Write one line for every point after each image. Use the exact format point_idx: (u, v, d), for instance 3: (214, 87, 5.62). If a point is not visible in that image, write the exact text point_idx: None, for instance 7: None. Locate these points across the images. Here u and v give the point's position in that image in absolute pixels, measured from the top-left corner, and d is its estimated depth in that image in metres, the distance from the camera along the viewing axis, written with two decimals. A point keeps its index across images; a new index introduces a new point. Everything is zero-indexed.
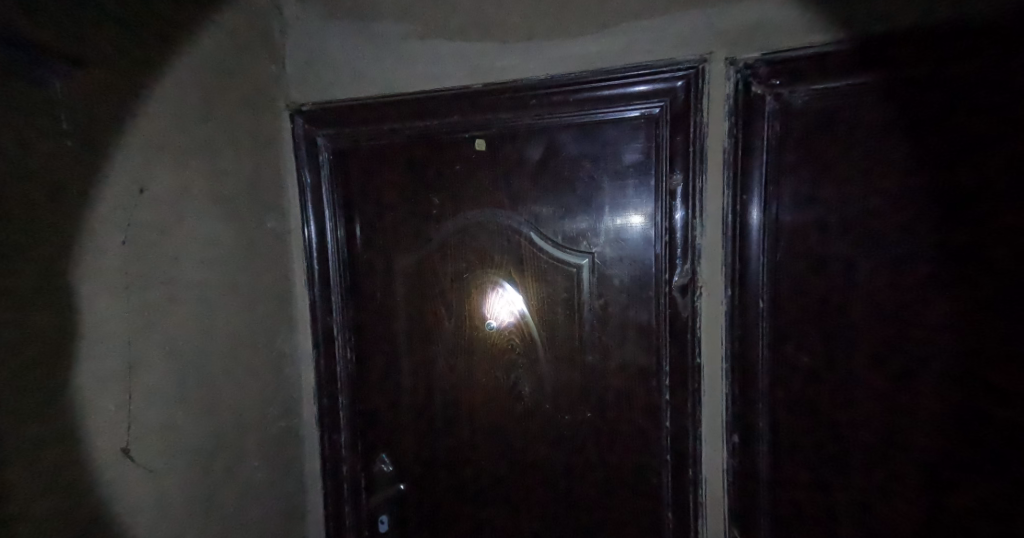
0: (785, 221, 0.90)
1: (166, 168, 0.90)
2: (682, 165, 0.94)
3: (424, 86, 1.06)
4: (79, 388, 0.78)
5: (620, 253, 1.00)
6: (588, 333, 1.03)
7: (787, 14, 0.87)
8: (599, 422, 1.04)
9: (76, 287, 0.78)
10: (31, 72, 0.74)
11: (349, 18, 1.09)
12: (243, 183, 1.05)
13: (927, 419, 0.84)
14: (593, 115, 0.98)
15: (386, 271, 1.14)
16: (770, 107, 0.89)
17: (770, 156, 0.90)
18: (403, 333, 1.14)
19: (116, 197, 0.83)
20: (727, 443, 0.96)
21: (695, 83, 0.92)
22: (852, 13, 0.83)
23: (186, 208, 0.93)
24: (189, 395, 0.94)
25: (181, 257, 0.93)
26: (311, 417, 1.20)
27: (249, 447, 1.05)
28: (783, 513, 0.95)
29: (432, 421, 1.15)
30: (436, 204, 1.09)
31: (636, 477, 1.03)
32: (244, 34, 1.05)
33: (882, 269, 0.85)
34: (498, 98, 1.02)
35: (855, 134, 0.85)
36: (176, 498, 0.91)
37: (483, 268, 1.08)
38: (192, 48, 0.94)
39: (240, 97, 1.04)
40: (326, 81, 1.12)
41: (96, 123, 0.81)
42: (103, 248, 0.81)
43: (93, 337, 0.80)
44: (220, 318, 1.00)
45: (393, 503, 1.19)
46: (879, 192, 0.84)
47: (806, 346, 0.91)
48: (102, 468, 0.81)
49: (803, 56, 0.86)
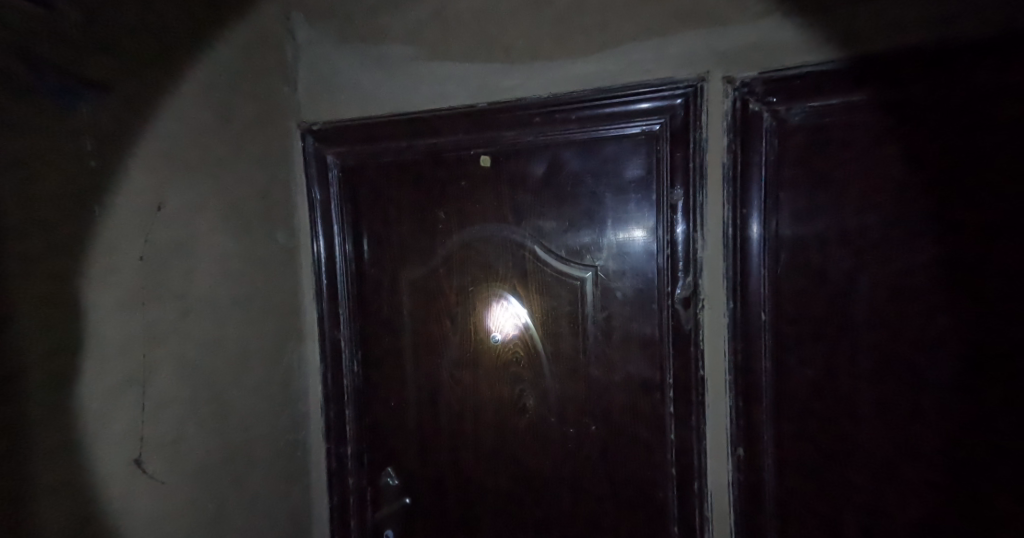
0: (785, 235, 0.91)
1: (182, 186, 0.94)
2: (683, 180, 0.95)
3: (431, 105, 1.09)
4: (95, 399, 0.82)
5: (622, 266, 1.01)
6: (591, 345, 1.04)
7: (783, 34, 0.89)
8: (602, 435, 1.05)
9: (95, 302, 0.82)
10: (59, 97, 0.79)
11: (358, 41, 1.13)
12: (254, 200, 1.08)
13: (931, 430, 0.84)
14: (595, 132, 1.00)
15: (393, 285, 1.16)
16: (768, 123, 0.91)
17: (769, 171, 0.91)
18: (408, 346, 1.16)
19: (133, 214, 0.86)
20: (732, 456, 0.97)
21: (694, 100, 0.94)
22: (846, 32, 0.85)
23: (200, 225, 0.97)
24: (201, 406, 0.97)
25: (195, 272, 0.96)
26: (318, 429, 1.22)
27: (257, 458, 1.08)
28: (788, 528, 0.94)
29: (438, 433, 1.16)
30: (442, 219, 1.12)
31: (639, 490, 1.04)
32: (258, 56, 1.09)
33: (882, 282, 0.86)
34: (502, 116, 1.05)
35: (853, 148, 0.86)
36: (186, 508, 0.93)
37: (487, 282, 1.10)
38: (207, 72, 0.99)
39: (253, 117, 1.08)
40: (336, 101, 1.15)
41: (117, 145, 0.85)
42: (121, 264, 0.85)
43: (109, 349, 0.83)
44: (232, 331, 1.03)
45: (399, 515, 1.20)
46: (878, 205, 0.85)
47: (807, 360, 0.91)
48: (116, 478, 0.84)
49: (799, 75, 0.88)
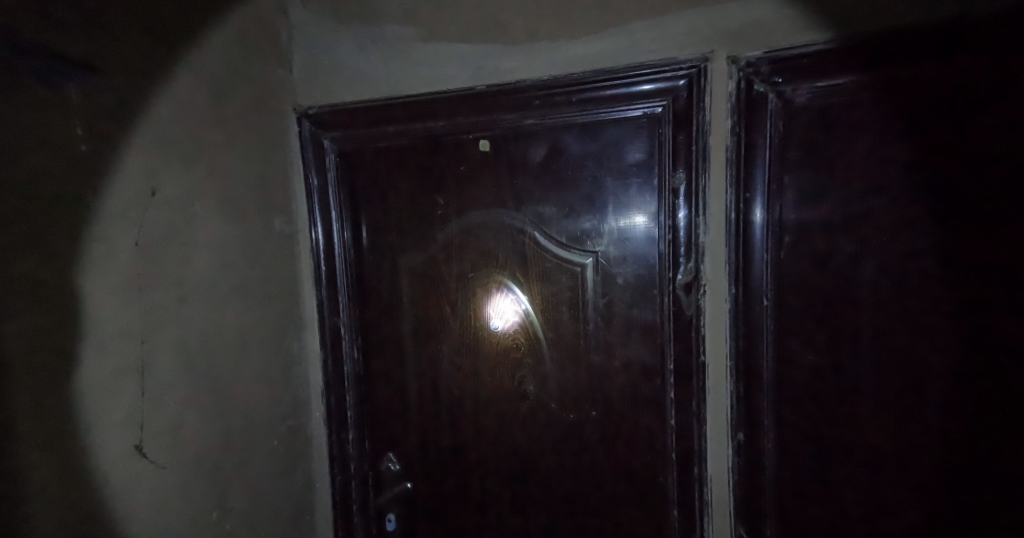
0: (789, 220, 0.89)
1: (176, 172, 0.92)
2: (685, 164, 0.93)
3: (428, 88, 1.07)
4: (94, 386, 0.82)
5: (623, 252, 1.00)
6: (592, 332, 1.03)
7: (789, 11, 0.86)
8: (602, 421, 1.05)
9: (90, 289, 0.81)
10: (48, 80, 0.77)
11: (354, 22, 1.10)
12: (250, 185, 1.07)
13: (934, 417, 0.83)
14: (596, 114, 0.98)
15: (392, 271, 1.15)
16: (773, 105, 0.88)
17: (774, 154, 0.89)
18: (408, 332, 1.16)
19: (128, 200, 0.86)
20: (732, 443, 0.96)
21: (698, 81, 0.91)
22: (856, 10, 0.82)
23: (196, 211, 0.96)
24: (200, 393, 0.97)
25: (191, 259, 0.95)
26: (320, 414, 1.22)
27: (258, 443, 1.09)
28: (787, 513, 0.94)
29: (439, 419, 1.16)
30: (441, 204, 1.10)
31: (640, 476, 1.04)
32: (252, 38, 1.07)
33: (887, 269, 0.84)
34: (501, 99, 1.03)
35: (861, 131, 0.84)
36: (186, 493, 0.94)
37: (487, 268, 1.09)
38: (200, 55, 0.96)
39: (248, 101, 1.06)
40: (332, 84, 1.13)
41: (110, 129, 0.84)
42: (117, 251, 0.84)
43: (105, 337, 0.83)
44: (231, 317, 1.03)
45: (401, 500, 1.21)
46: (884, 190, 0.83)
47: (810, 347, 0.90)
48: (116, 464, 0.84)
49: (806, 54, 0.85)
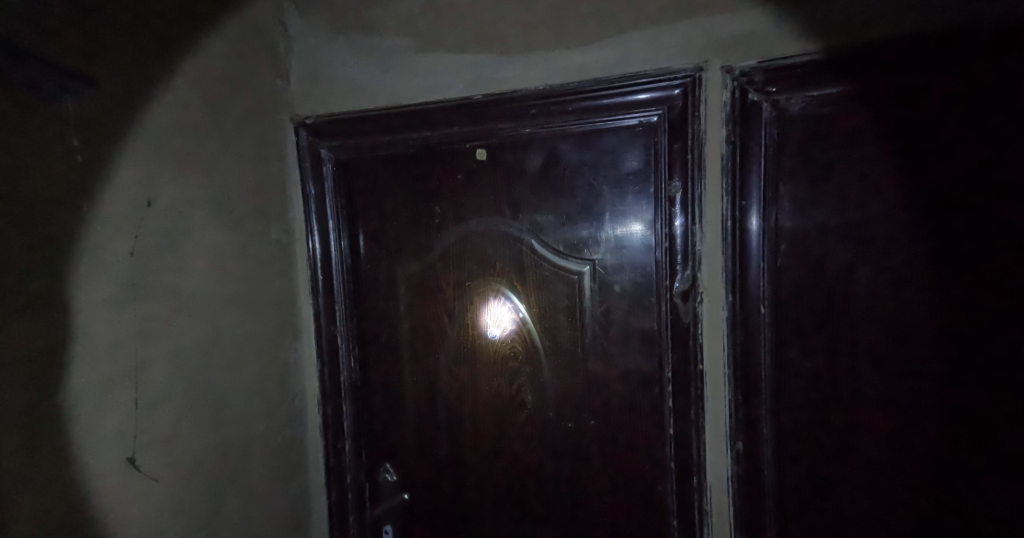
0: (785, 227, 0.89)
1: (172, 182, 0.92)
2: (681, 172, 0.94)
3: (426, 98, 1.07)
4: (84, 397, 0.81)
5: (620, 260, 1.00)
6: (589, 340, 1.03)
7: (782, 22, 0.87)
8: (600, 430, 1.04)
9: (79, 300, 0.80)
10: (44, 91, 0.77)
11: (352, 32, 1.11)
12: (246, 194, 1.07)
13: (933, 422, 0.83)
14: (592, 123, 0.99)
15: (389, 281, 1.15)
16: (767, 114, 0.89)
17: (769, 162, 0.89)
18: (406, 341, 1.16)
19: (123, 210, 0.85)
20: (731, 450, 0.96)
21: (693, 91, 0.92)
22: (847, 19, 0.83)
23: (192, 220, 0.96)
24: (194, 403, 0.96)
25: (187, 268, 0.95)
26: (316, 425, 1.22)
27: (253, 454, 1.08)
28: (788, 522, 0.93)
29: (436, 429, 1.16)
30: (438, 213, 1.10)
31: (639, 486, 1.03)
32: (250, 47, 1.08)
33: (882, 275, 0.84)
34: (497, 108, 1.03)
35: (854, 140, 0.84)
36: (179, 505, 0.93)
37: (484, 277, 1.09)
38: (199, 66, 0.97)
39: (244, 110, 1.06)
40: (329, 94, 1.14)
41: (106, 139, 0.84)
42: (111, 261, 0.84)
43: (99, 347, 0.82)
44: (225, 326, 1.02)
45: (397, 512, 1.20)
46: (878, 197, 0.84)
47: (807, 354, 0.90)
48: (106, 477, 0.83)
49: (798, 64, 0.86)
